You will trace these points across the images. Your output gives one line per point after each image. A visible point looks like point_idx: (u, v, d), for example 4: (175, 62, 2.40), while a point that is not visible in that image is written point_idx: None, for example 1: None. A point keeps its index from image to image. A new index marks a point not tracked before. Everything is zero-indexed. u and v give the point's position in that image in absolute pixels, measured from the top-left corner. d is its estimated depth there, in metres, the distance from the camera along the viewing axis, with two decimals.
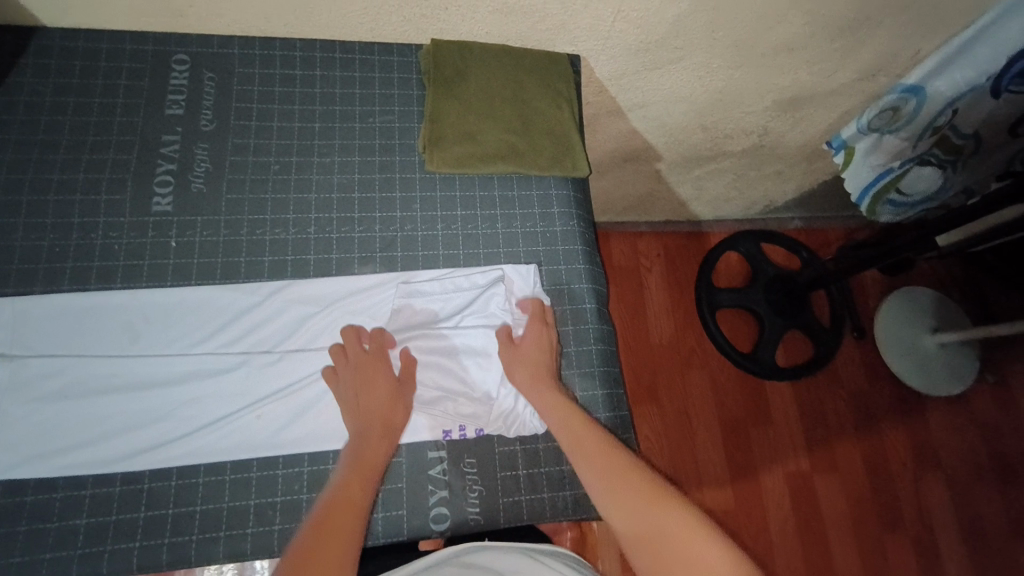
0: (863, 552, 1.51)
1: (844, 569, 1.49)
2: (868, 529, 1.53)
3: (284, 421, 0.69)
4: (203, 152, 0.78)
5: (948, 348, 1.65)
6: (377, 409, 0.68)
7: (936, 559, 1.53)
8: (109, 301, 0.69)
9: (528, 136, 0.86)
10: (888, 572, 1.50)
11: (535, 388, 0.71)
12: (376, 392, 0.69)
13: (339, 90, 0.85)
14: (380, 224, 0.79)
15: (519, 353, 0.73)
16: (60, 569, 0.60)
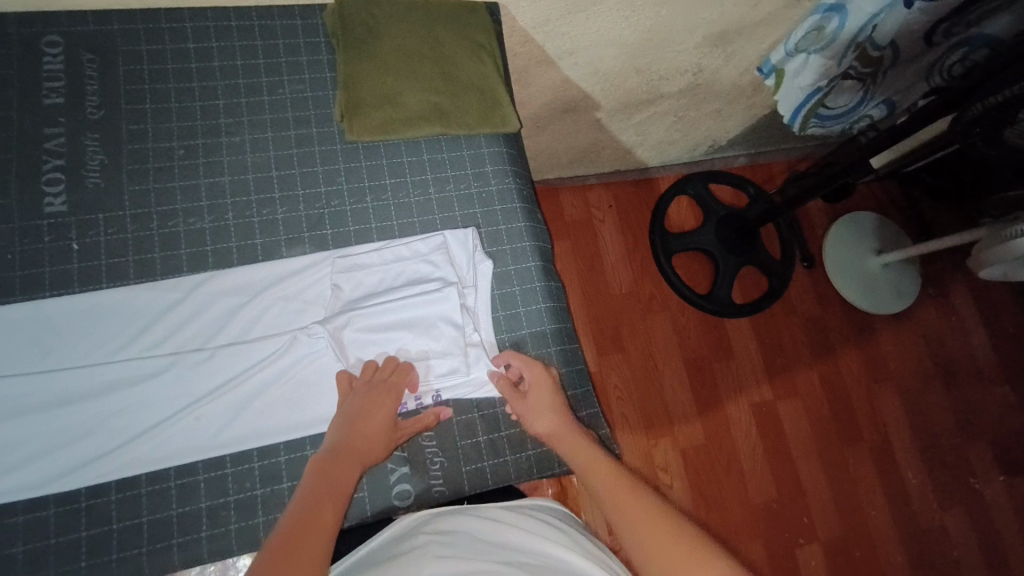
0: (827, 468, 1.59)
1: (811, 486, 1.57)
2: (830, 446, 1.61)
3: (226, 420, 0.66)
4: (95, 143, 0.71)
5: (892, 267, 1.71)
6: (372, 444, 0.64)
7: (893, 463, 1.62)
8: (10, 316, 0.63)
9: (451, 94, 0.81)
10: (852, 483, 1.59)
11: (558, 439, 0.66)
12: (377, 428, 0.65)
13: (240, 61, 0.78)
14: (304, 202, 0.75)
15: (532, 407, 0.68)
16: None
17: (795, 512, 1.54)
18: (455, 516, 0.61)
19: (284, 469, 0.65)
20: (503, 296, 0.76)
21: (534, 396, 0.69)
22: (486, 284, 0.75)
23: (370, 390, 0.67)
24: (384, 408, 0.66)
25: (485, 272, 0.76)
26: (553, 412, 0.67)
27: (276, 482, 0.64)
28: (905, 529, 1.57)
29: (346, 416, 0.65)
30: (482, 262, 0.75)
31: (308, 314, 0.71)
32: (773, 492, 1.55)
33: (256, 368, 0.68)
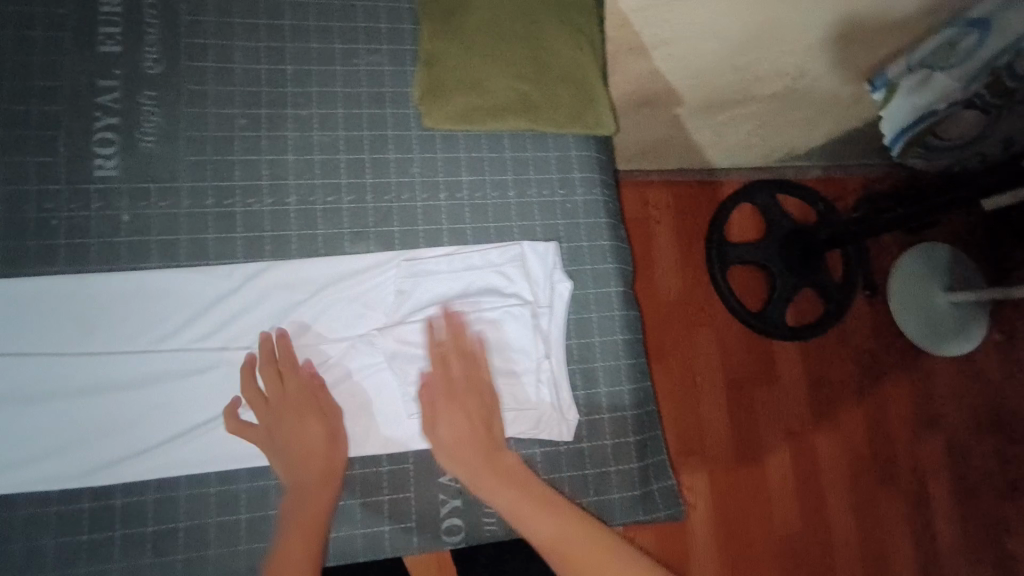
0: (857, 508, 1.53)
1: (838, 523, 1.51)
2: (864, 485, 1.54)
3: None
4: (151, 102, 0.64)
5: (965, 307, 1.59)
6: (313, 459, 0.56)
7: (926, 509, 1.55)
8: (58, 290, 0.59)
9: (543, 85, 0.72)
10: (880, 525, 1.53)
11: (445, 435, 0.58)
12: (311, 442, 0.57)
13: (314, 21, 0.70)
14: (372, 192, 0.67)
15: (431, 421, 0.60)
16: None
17: (816, 551, 1.49)
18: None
19: None
20: (578, 322, 0.69)
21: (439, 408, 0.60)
22: (561, 307, 0.68)
23: (282, 407, 0.58)
24: (309, 428, 0.58)
25: (563, 292, 0.68)
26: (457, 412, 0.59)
27: None
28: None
29: (275, 441, 0.57)
30: (561, 282, 0.68)
31: (368, 319, 0.65)
32: (798, 525, 1.49)
33: (300, 375, 0.61)
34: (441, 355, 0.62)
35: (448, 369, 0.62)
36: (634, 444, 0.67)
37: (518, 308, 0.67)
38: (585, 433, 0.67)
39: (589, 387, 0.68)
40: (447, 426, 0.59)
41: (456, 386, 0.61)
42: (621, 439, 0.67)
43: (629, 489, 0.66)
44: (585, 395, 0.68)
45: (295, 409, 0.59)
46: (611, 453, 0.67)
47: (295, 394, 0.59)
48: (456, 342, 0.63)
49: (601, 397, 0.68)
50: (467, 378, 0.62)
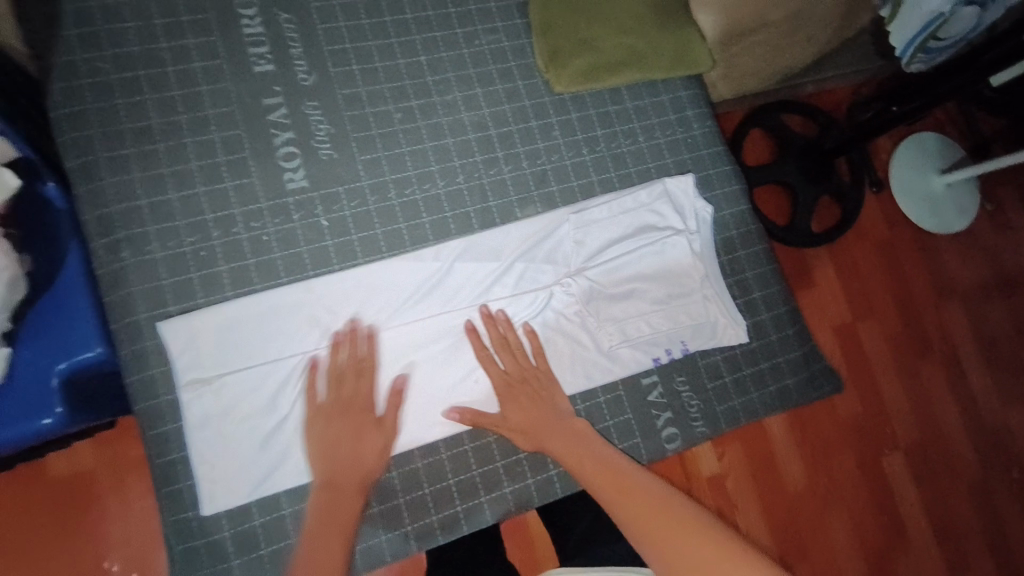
0: (910, 391, 1.41)
1: (897, 412, 1.39)
2: (908, 366, 1.43)
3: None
4: (316, 111, 0.68)
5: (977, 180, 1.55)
6: (353, 470, 0.60)
7: (963, 375, 1.46)
8: (284, 301, 0.63)
9: (645, 32, 0.78)
10: (932, 403, 1.42)
11: (510, 405, 0.66)
12: (355, 452, 0.61)
13: (432, 12, 0.74)
14: (526, 159, 0.73)
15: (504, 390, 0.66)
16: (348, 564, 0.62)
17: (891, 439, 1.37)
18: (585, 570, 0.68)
19: None
20: (724, 241, 0.78)
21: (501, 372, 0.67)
22: (709, 229, 0.77)
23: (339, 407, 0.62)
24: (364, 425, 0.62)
25: (707, 217, 0.77)
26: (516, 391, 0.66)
27: None
28: (992, 447, 1.44)
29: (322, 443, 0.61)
30: (705, 208, 0.76)
31: (555, 271, 0.71)
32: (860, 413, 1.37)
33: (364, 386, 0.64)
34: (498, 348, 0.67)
35: (498, 367, 0.67)
36: (793, 334, 0.78)
37: (675, 238, 0.75)
38: (753, 334, 0.76)
39: (747, 295, 0.77)
40: (514, 411, 0.65)
41: (512, 379, 0.67)
42: (782, 332, 0.78)
43: (799, 371, 0.77)
44: (745, 302, 0.77)
45: (356, 420, 0.62)
46: (778, 345, 0.77)
47: (355, 396, 0.63)
48: (503, 341, 0.68)
49: (759, 301, 0.77)
50: (523, 372, 0.67)
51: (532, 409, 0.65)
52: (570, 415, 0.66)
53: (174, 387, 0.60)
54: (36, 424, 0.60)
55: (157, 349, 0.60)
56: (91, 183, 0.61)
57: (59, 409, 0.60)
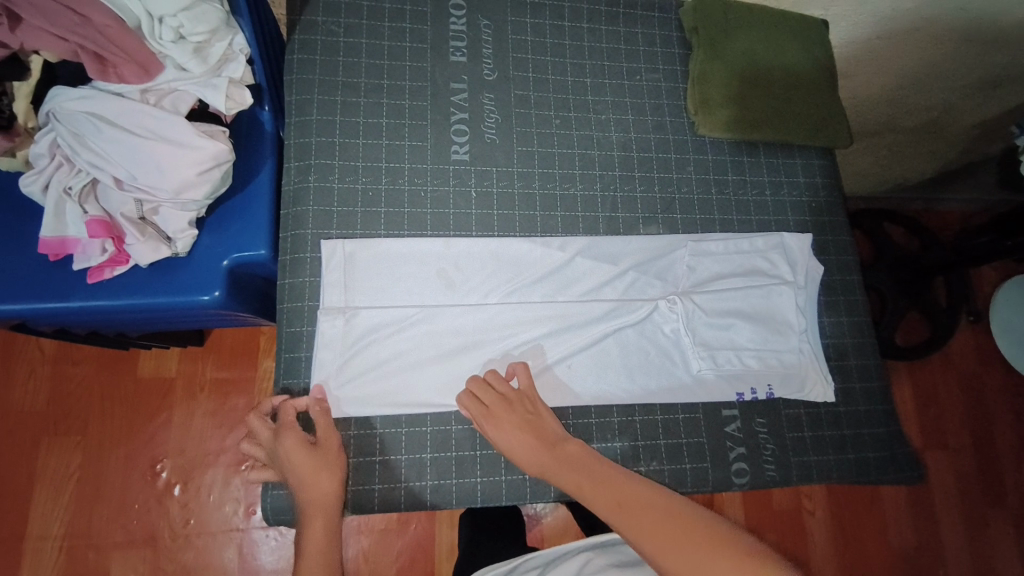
0: (972, 541, 1.25)
1: (954, 562, 1.23)
2: (972, 513, 1.26)
3: (591, 374, 0.72)
4: (491, 102, 0.78)
5: None
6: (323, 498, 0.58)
7: None
8: (423, 249, 0.71)
9: (790, 101, 0.84)
10: (997, 565, 1.24)
11: (502, 434, 0.62)
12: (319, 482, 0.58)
13: (606, 44, 0.84)
14: (659, 184, 0.80)
15: (494, 414, 0.63)
16: (417, 496, 0.66)
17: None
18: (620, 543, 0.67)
19: (640, 429, 0.71)
20: (827, 303, 0.81)
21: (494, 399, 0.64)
22: (816, 288, 0.80)
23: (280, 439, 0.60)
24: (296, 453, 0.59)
25: (815, 277, 0.80)
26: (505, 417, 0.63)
27: (632, 439, 0.71)
28: None
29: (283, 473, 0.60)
30: (815, 267, 0.80)
31: (662, 287, 0.76)
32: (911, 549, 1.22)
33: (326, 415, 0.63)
34: (485, 390, 0.65)
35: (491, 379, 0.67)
36: (880, 409, 0.79)
37: (782, 287, 0.78)
38: (839, 399, 0.78)
39: (841, 360, 0.79)
40: (504, 435, 0.62)
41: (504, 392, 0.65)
42: (870, 405, 0.79)
43: (881, 448, 0.77)
44: (837, 366, 0.79)
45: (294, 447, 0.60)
46: (864, 417, 0.78)
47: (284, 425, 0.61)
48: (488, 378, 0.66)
49: (853, 368, 0.79)
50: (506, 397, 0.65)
51: (526, 432, 0.62)
52: (563, 436, 0.63)
53: (317, 297, 0.68)
54: (197, 299, 0.68)
55: (312, 261, 0.69)
56: (302, 116, 0.73)
57: (218, 291, 0.68)
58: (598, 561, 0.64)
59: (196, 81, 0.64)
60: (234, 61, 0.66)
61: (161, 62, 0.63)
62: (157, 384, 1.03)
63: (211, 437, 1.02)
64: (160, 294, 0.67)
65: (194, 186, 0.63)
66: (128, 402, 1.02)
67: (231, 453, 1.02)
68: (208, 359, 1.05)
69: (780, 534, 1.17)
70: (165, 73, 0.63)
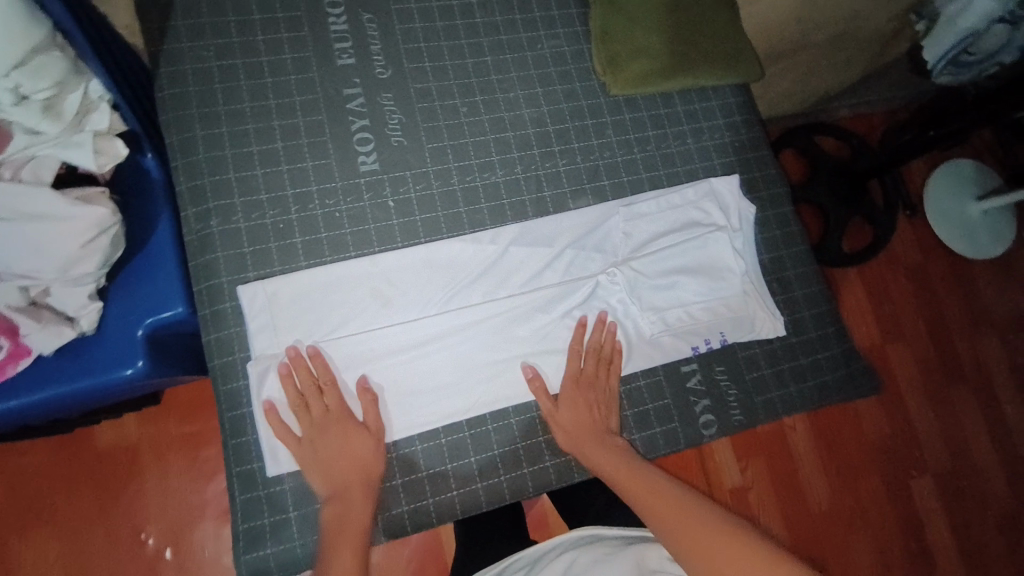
0: (940, 420, 1.32)
1: (928, 446, 1.30)
2: (936, 393, 1.33)
3: (626, 368, 0.73)
4: (390, 102, 0.73)
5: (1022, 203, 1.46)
6: (360, 474, 0.62)
7: (994, 406, 1.35)
8: (349, 272, 0.67)
9: (697, 43, 0.82)
10: (964, 436, 1.33)
11: (567, 402, 0.69)
12: (361, 456, 0.63)
13: (500, 17, 0.80)
14: (580, 154, 0.78)
15: (574, 385, 0.70)
16: (396, 523, 0.64)
17: (923, 466, 1.28)
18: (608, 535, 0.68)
19: None
20: (765, 239, 0.82)
21: (570, 369, 0.70)
22: (750, 225, 0.80)
23: (317, 428, 0.63)
24: (352, 442, 0.63)
25: (748, 215, 0.80)
26: (591, 391, 0.70)
27: None
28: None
29: (318, 457, 0.62)
30: (746, 205, 0.80)
31: (603, 259, 0.75)
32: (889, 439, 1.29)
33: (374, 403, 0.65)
34: (587, 357, 0.71)
35: (577, 366, 0.71)
36: (831, 331, 0.81)
37: (719, 233, 0.78)
38: (792, 330, 0.79)
39: (787, 292, 0.80)
40: (570, 411, 0.68)
41: (586, 380, 0.70)
42: (821, 330, 0.80)
43: (837, 368, 0.79)
44: (785, 298, 0.80)
45: (333, 430, 0.63)
46: (817, 342, 0.80)
47: (331, 410, 0.64)
48: (596, 348, 0.72)
49: (799, 298, 0.80)
50: (597, 377, 0.71)
51: (591, 418, 0.69)
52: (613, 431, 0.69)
53: (246, 347, 0.65)
54: (120, 374, 0.63)
55: (232, 311, 0.65)
56: (188, 156, 0.67)
57: (141, 361, 0.64)
58: (582, 559, 0.64)
59: (55, 141, 0.57)
60: (97, 111, 0.60)
61: (8, 130, 0.56)
62: (115, 457, 0.97)
63: (188, 495, 0.98)
64: (79, 378, 0.62)
65: (80, 261, 0.58)
66: (92, 481, 0.96)
67: (215, 504, 0.98)
68: (166, 418, 0.99)
69: (767, 455, 1.22)
70: (17, 142, 0.56)
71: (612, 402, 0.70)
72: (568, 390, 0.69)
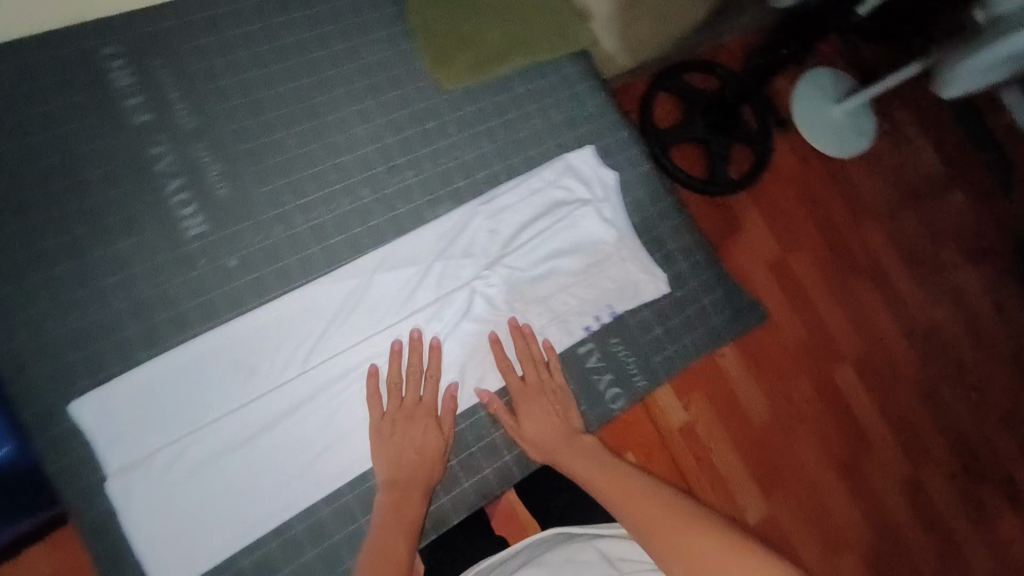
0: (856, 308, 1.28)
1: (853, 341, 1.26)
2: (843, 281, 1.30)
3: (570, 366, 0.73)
4: (205, 153, 0.67)
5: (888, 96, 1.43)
6: (424, 465, 0.64)
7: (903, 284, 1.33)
8: (203, 348, 0.62)
9: (520, 20, 0.80)
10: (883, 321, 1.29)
11: (531, 411, 0.69)
12: (429, 448, 0.65)
13: (308, 32, 0.74)
14: (428, 161, 0.74)
15: (536, 383, 0.70)
16: None
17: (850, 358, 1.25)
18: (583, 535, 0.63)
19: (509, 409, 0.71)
20: (633, 202, 0.82)
21: (531, 374, 0.71)
22: (614, 191, 0.80)
23: (398, 422, 0.65)
24: (427, 434, 0.65)
25: (611, 182, 0.80)
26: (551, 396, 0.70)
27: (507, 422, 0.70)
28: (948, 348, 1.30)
29: (383, 447, 0.64)
30: (607, 173, 0.80)
31: (475, 264, 0.72)
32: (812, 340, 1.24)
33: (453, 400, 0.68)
34: (533, 356, 0.71)
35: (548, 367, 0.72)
36: (711, 276, 0.83)
37: (586, 208, 0.77)
38: (675, 285, 0.80)
39: (664, 249, 0.81)
40: (534, 423, 0.68)
41: (538, 389, 0.70)
42: (701, 278, 0.82)
43: (723, 309, 0.82)
44: (663, 256, 0.81)
45: (417, 420, 0.66)
46: (700, 290, 0.82)
47: (414, 404, 0.66)
48: (528, 351, 0.71)
49: (675, 252, 0.81)
50: (541, 380, 0.71)
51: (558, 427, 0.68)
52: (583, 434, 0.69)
53: (102, 463, 0.58)
54: None
55: (74, 431, 0.58)
56: None
57: None
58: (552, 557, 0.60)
59: None
60: None
61: None
62: None
63: None
64: None
65: None
66: None
67: None
68: None
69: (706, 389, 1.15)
70: None
71: (570, 401, 0.71)
72: (527, 393, 0.70)
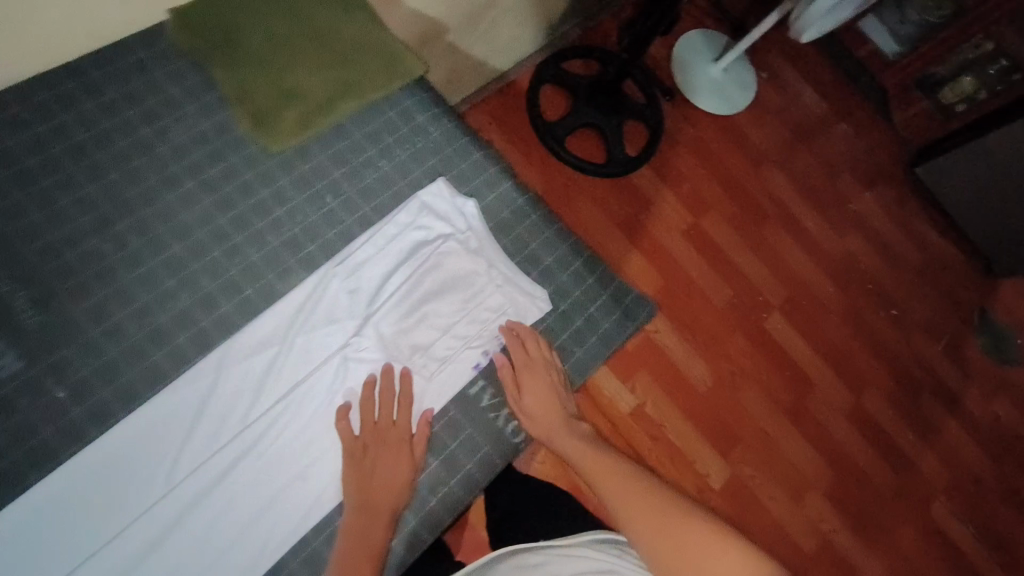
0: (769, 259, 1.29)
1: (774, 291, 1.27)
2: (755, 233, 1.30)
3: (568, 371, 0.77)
4: (5, 282, 0.60)
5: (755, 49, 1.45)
6: (391, 491, 0.64)
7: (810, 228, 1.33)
8: (47, 496, 0.57)
9: (341, 62, 0.74)
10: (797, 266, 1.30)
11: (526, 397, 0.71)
12: (395, 474, 0.65)
13: (104, 122, 0.67)
14: (269, 233, 0.69)
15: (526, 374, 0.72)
16: None
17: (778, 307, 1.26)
18: (538, 545, 0.65)
19: None
20: (499, 225, 0.79)
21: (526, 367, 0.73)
22: (477, 220, 0.77)
23: (375, 446, 0.66)
24: (397, 459, 0.65)
25: (472, 211, 0.77)
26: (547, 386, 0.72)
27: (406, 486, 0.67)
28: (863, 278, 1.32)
29: (353, 475, 0.64)
30: (465, 202, 0.77)
31: (341, 330, 0.69)
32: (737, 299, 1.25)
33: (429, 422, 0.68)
34: (527, 352, 0.73)
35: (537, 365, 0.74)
36: (593, 283, 0.81)
37: (450, 243, 0.75)
38: (558, 301, 0.79)
39: (539, 266, 0.79)
40: (534, 405, 0.71)
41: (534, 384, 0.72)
42: (583, 288, 0.81)
43: (611, 314, 0.81)
44: (540, 273, 0.79)
45: (390, 445, 0.66)
46: (584, 299, 0.80)
47: (389, 428, 0.67)
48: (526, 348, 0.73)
49: (552, 267, 0.80)
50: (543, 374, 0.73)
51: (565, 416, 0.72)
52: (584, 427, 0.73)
53: None
54: None
55: None
56: None
57: None
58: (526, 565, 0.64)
59: None
60: None
61: None
62: None
63: None
64: None
65: None
66: None
67: None
68: None
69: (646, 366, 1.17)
70: None
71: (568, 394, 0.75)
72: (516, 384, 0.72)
